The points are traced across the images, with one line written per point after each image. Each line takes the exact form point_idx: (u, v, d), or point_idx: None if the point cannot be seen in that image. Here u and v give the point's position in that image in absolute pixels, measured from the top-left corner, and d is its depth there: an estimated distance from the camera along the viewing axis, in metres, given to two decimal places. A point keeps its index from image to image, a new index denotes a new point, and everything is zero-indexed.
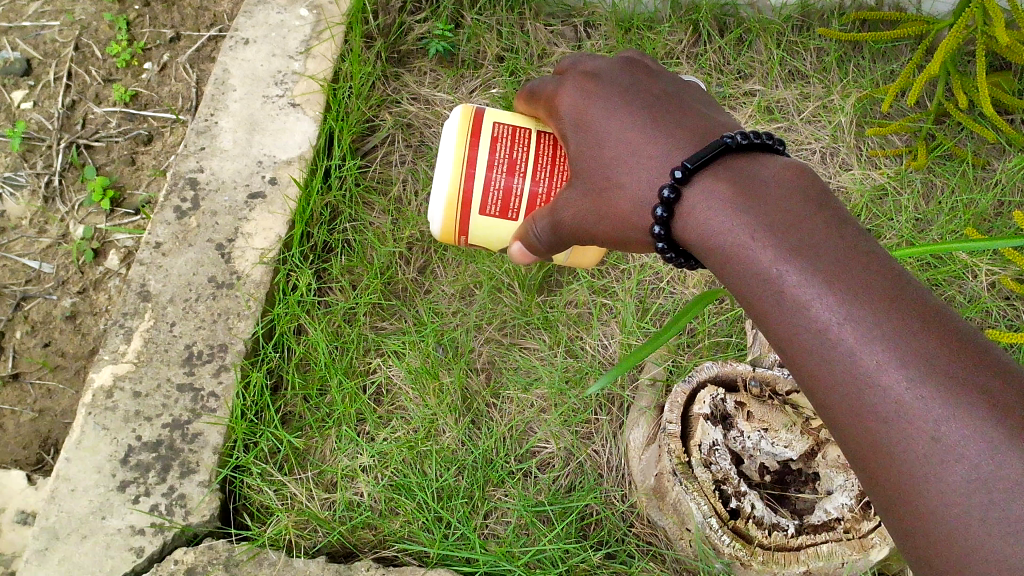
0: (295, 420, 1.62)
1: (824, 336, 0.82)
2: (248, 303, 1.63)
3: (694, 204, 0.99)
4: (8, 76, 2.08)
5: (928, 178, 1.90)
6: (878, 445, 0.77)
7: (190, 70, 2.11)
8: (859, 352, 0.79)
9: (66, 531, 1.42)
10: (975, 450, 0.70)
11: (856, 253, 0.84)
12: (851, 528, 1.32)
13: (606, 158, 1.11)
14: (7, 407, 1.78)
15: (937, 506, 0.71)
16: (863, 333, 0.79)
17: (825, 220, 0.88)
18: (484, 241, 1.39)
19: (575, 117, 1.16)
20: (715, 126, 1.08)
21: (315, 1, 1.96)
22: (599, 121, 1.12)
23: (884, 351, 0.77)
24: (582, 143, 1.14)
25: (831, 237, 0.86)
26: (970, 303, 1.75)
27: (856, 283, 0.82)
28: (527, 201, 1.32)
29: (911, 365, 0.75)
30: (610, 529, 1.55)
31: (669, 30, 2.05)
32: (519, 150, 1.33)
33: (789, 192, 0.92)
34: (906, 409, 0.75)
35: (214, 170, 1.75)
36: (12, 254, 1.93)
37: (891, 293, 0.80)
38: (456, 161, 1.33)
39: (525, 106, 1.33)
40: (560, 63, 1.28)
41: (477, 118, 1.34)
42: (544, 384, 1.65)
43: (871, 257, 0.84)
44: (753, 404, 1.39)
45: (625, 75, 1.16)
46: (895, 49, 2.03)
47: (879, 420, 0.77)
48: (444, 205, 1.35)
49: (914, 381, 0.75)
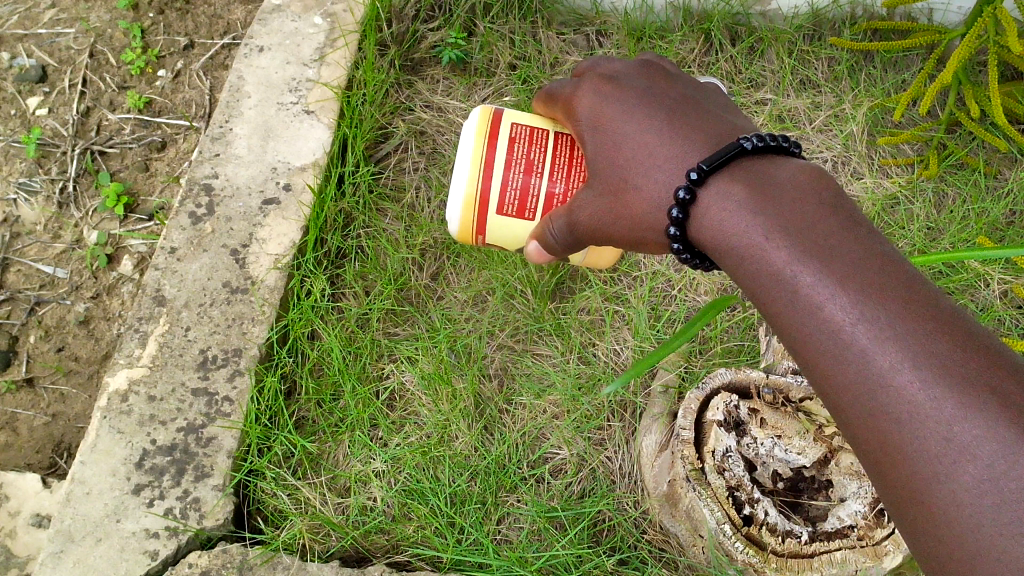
0: (309, 424, 1.63)
1: (837, 336, 0.83)
2: (262, 309, 1.64)
3: (708, 205, 0.99)
4: (23, 83, 2.10)
5: (940, 187, 1.91)
6: (890, 444, 0.77)
7: (204, 78, 2.13)
8: (872, 352, 0.79)
9: (81, 534, 1.42)
10: (987, 450, 0.70)
11: (870, 255, 0.85)
12: (865, 535, 1.32)
13: (622, 159, 1.11)
14: (22, 411, 1.78)
15: (948, 505, 0.71)
16: (877, 334, 0.79)
17: (840, 222, 0.89)
18: (501, 242, 1.40)
19: (592, 119, 1.17)
20: (730, 129, 1.08)
21: (329, 9, 1.97)
22: (616, 123, 1.13)
23: (897, 352, 0.78)
24: (599, 145, 1.15)
25: (845, 239, 0.87)
26: (983, 311, 1.75)
27: (869, 285, 0.82)
28: (544, 201, 1.33)
29: (924, 366, 0.76)
30: (623, 536, 1.55)
31: (681, 39, 2.06)
32: (536, 151, 1.34)
33: (802, 195, 0.93)
34: (918, 408, 0.75)
35: (229, 176, 1.76)
36: (26, 259, 1.94)
37: (905, 294, 0.81)
38: (474, 161, 1.34)
39: (543, 108, 1.34)
40: (578, 65, 1.29)
41: (495, 120, 1.35)
42: (557, 391, 1.65)
43: (886, 259, 0.84)
44: (766, 411, 1.41)
45: (643, 78, 1.17)
46: (906, 58, 2.04)
47: (891, 419, 0.77)
48: (461, 205, 1.36)
49: (927, 382, 0.75)
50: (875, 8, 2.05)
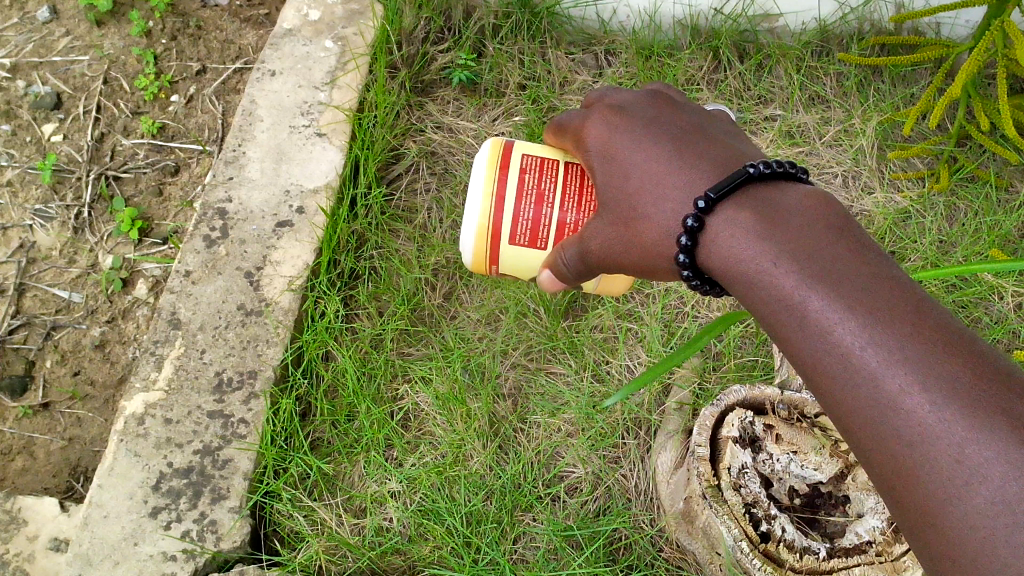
0: (324, 445, 1.63)
1: (846, 360, 0.83)
2: (277, 331, 1.65)
3: (717, 232, 1.00)
4: (38, 111, 2.12)
5: (951, 201, 1.91)
6: (902, 467, 0.76)
7: (216, 102, 2.15)
8: (882, 375, 0.79)
9: (100, 557, 1.44)
10: (999, 471, 0.70)
11: (879, 279, 0.85)
12: (884, 550, 1.30)
13: (631, 188, 1.12)
14: (38, 436, 1.80)
15: (960, 528, 0.71)
16: (887, 357, 0.79)
17: (847, 246, 0.89)
18: (515, 269, 1.41)
19: (600, 149, 1.18)
20: (738, 156, 1.09)
21: (340, 33, 2.00)
22: (624, 152, 1.14)
23: (906, 375, 0.78)
24: (608, 174, 1.16)
25: (852, 262, 0.87)
26: (998, 324, 1.74)
27: (878, 309, 0.82)
28: (556, 232, 1.34)
29: (934, 389, 0.76)
30: (640, 554, 1.55)
31: (689, 56, 2.07)
32: (547, 180, 1.34)
33: (809, 221, 0.93)
34: (930, 432, 0.75)
35: (243, 200, 1.78)
36: (42, 284, 1.95)
37: (913, 318, 0.81)
38: (486, 193, 1.35)
39: (553, 138, 1.34)
40: (587, 96, 1.30)
41: (506, 151, 1.36)
42: (572, 409, 1.65)
43: (893, 283, 0.85)
44: (782, 427, 1.40)
45: (649, 107, 1.18)
46: (914, 73, 2.04)
47: (902, 442, 0.77)
48: (474, 235, 1.37)
49: (937, 405, 0.75)
50: (883, 23, 2.05)
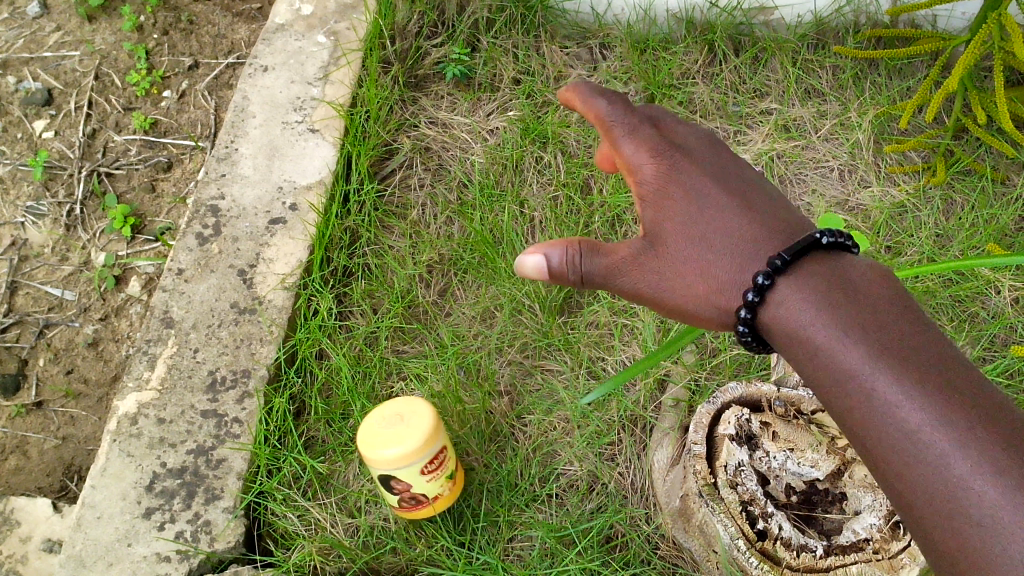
0: (318, 444, 1.61)
1: (912, 436, 0.82)
2: (270, 329, 1.64)
3: (779, 299, 0.99)
4: (30, 107, 2.11)
5: (948, 194, 1.89)
6: (968, 547, 0.76)
7: (209, 97, 2.14)
8: (949, 456, 0.79)
9: (93, 559, 1.43)
10: None
11: (947, 360, 0.85)
12: (881, 548, 1.29)
13: (687, 242, 1.10)
14: (32, 435, 1.78)
15: None
16: (957, 436, 0.79)
17: (914, 325, 0.89)
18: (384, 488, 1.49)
19: (657, 190, 1.14)
20: (793, 229, 1.09)
21: (333, 27, 1.99)
22: (684, 202, 1.12)
23: (978, 459, 0.77)
24: (663, 217, 1.12)
25: (923, 343, 0.87)
26: (995, 318, 1.71)
27: (949, 388, 0.82)
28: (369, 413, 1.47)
29: (1005, 473, 0.75)
30: (636, 552, 1.52)
31: (684, 50, 2.06)
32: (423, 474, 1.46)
33: (875, 296, 0.93)
34: (1000, 516, 0.74)
35: (236, 197, 1.77)
36: (34, 282, 1.94)
37: (983, 403, 0.81)
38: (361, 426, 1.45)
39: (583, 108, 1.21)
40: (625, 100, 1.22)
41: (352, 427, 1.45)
42: (567, 407, 1.64)
43: (961, 366, 0.85)
44: (778, 424, 1.39)
45: (710, 157, 1.18)
46: (910, 66, 2.03)
47: (969, 521, 0.76)
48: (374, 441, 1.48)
49: (1009, 490, 0.75)
50: (879, 15, 2.05)
